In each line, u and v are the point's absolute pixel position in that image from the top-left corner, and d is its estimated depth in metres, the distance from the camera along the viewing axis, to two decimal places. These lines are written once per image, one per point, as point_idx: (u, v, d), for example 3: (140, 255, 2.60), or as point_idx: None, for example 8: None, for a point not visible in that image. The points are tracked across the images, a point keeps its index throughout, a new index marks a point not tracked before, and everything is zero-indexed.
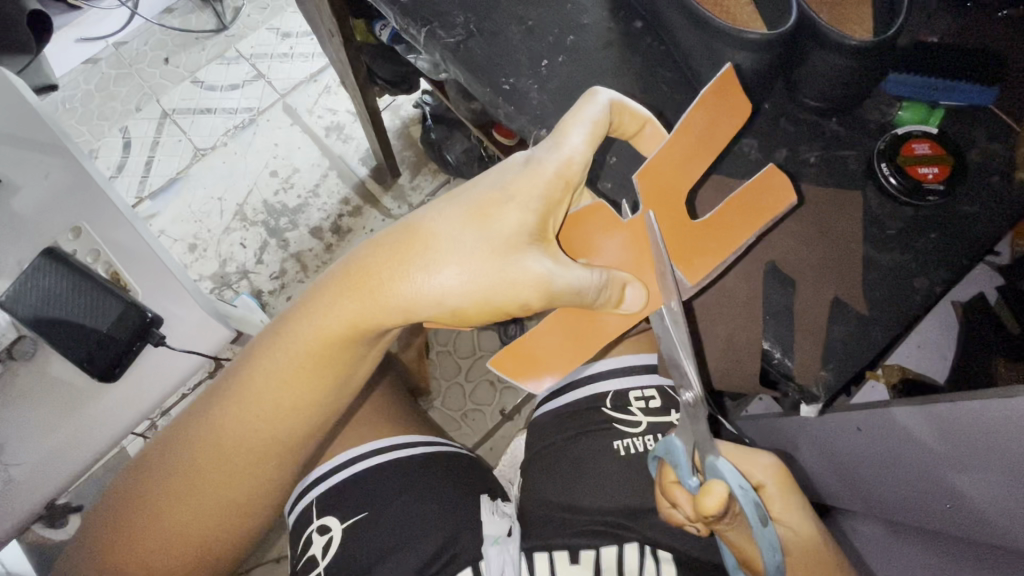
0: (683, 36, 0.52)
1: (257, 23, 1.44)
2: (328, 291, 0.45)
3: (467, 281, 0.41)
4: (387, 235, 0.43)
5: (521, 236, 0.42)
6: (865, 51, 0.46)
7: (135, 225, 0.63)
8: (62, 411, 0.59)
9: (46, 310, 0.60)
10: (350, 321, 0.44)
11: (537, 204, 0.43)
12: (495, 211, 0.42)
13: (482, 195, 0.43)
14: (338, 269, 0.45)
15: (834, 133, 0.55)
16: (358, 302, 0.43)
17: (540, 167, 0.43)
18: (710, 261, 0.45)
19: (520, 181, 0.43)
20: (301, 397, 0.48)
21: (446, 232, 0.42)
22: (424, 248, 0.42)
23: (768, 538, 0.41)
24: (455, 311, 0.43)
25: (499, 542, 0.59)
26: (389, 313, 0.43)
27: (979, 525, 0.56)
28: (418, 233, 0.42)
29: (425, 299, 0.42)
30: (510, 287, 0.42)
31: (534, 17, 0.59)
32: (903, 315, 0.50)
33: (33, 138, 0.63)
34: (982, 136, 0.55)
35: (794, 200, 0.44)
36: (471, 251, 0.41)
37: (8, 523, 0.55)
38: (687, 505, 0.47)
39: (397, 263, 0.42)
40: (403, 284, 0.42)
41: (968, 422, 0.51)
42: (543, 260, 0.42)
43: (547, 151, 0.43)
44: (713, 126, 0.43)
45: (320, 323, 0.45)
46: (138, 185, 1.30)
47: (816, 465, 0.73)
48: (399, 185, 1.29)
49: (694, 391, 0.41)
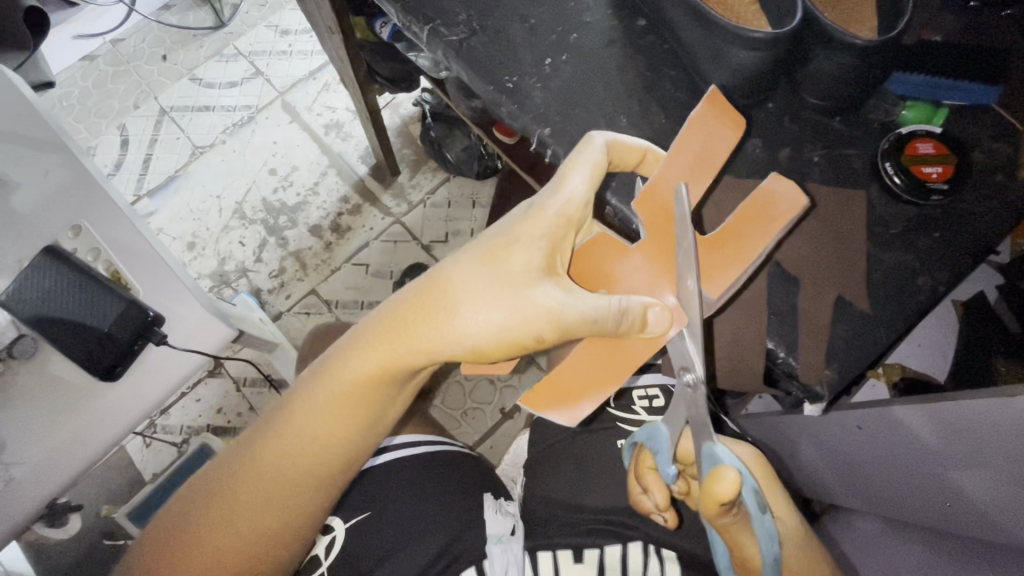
0: (687, 35, 0.52)
1: (256, 20, 1.44)
2: (360, 333, 0.46)
3: (485, 318, 0.41)
4: (415, 286, 0.45)
5: (532, 274, 0.42)
6: (870, 49, 0.46)
7: (134, 222, 0.63)
8: (64, 410, 0.58)
9: (46, 309, 0.60)
10: (376, 360, 0.44)
11: (543, 241, 0.43)
12: (504, 253, 0.43)
13: (494, 241, 0.44)
14: (373, 315, 0.47)
15: (837, 132, 0.55)
16: (389, 339, 0.44)
17: (545, 209, 0.44)
18: (729, 272, 0.44)
19: (524, 224, 0.43)
20: (333, 435, 0.48)
21: (462, 274, 0.43)
22: (443, 292, 0.43)
23: (767, 527, 0.42)
24: (479, 348, 0.42)
25: (502, 541, 0.58)
26: (413, 352, 0.43)
27: (979, 524, 0.56)
28: (437, 280, 0.44)
29: (447, 337, 0.42)
30: (523, 322, 0.41)
31: (537, 15, 0.59)
32: (905, 314, 0.50)
33: (32, 136, 0.62)
34: (986, 135, 0.55)
35: (809, 199, 0.43)
36: (486, 292, 0.42)
37: (10, 522, 0.55)
38: (658, 492, 0.50)
39: (422, 307, 0.43)
40: (430, 323, 0.43)
41: (968, 421, 0.51)
42: (553, 292, 0.41)
43: (548, 195, 0.44)
44: (709, 140, 0.45)
45: (350, 361, 0.45)
46: (136, 183, 1.29)
47: (816, 462, 0.73)
48: (399, 183, 1.28)
49: (695, 373, 0.43)
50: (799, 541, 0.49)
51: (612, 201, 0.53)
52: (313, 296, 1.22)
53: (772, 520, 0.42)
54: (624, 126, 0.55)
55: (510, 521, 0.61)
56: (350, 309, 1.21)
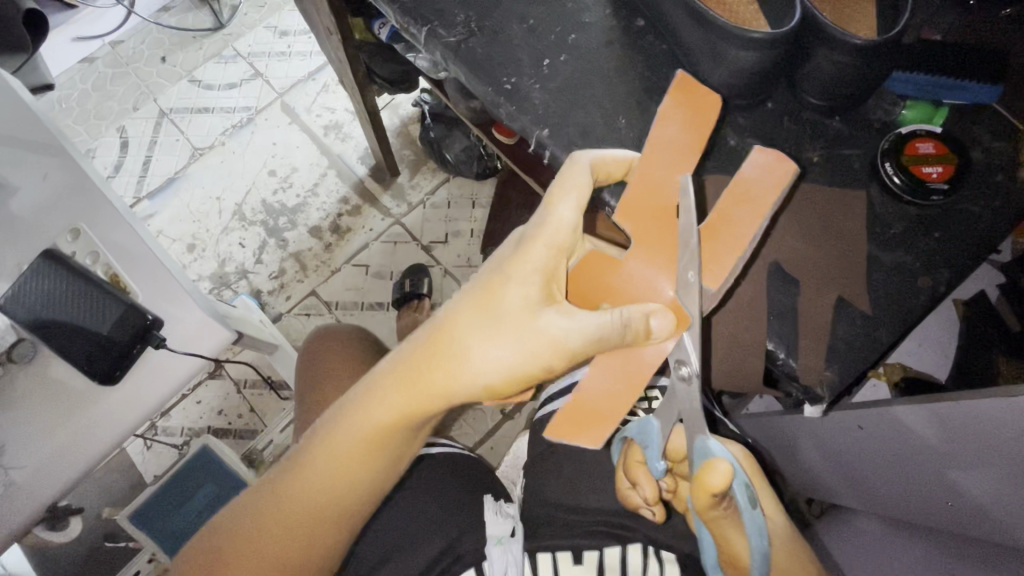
0: (685, 35, 0.52)
1: (255, 21, 1.44)
2: (375, 378, 0.46)
3: (494, 358, 0.41)
4: (419, 334, 0.45)
5: (531, 307, 0.41)
6: (869, 49, 0.46)
7: (133, 225, 0.62)
8: (62, 414, 0.58)
9: (45, 312, 0.59)
10: (393, 407, 0.44)
11: (539, 274, 0.42)
12: (500, 293, 0.42)
13: (487, 280, 0.43)
14: (386, 361, 0.46)
15: (837, 131, 0.55)
16: (405, 382, 0.44)
17: (536, 240, 0.42)
18: (725, 260, 0.43)
19: (515, 260, 0.42)
20: (361, 470, 0.48)
21: (465, 315, 0.42)
22: (448, 339, 0.42)
23: (755, 520, 0.43)
24: (497, 385, 0.42)
25: (502, 542, 0.57)
26: (428, 397, 0.43)
27: (979, 524, 0.56)
28: (439, 328, 0.43)
29: (457, 381, 0.42)
30: (531, 358, 0.41)
31: (535, 16, 0.58)
32: (905, 314, 0.50)
33: (31, 140, 0.63)
34: (987, 134, 0.55)
35: (793, 169, 0.43)
36: (489, 333, 0.41)
37: (11, 527, 0.56)
38: (647, 486, 0.50)
39: (429, 356, 0.43)
40: (442, 368, 0.42)
41: (968, 421, 0.51)
42: (556, 322, 0.41)
43: (536, 225, 0.43)
44: (683, 133, 0.45)
45: (369, 406, 0.45)
46: (136, 186, 1.29)
47: (815, 461, 0.73)
48: (398, 184, 1.28)
49: (691, 366, 0.44)
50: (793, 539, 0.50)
51: (611, 202, 0.53)
52: (313, 296, 1.22)
53: (760, 514, 0.44)
54: (623, 127, 0.55)
55: (510, 522, 0.60)
56: (350, 310, 1.21)
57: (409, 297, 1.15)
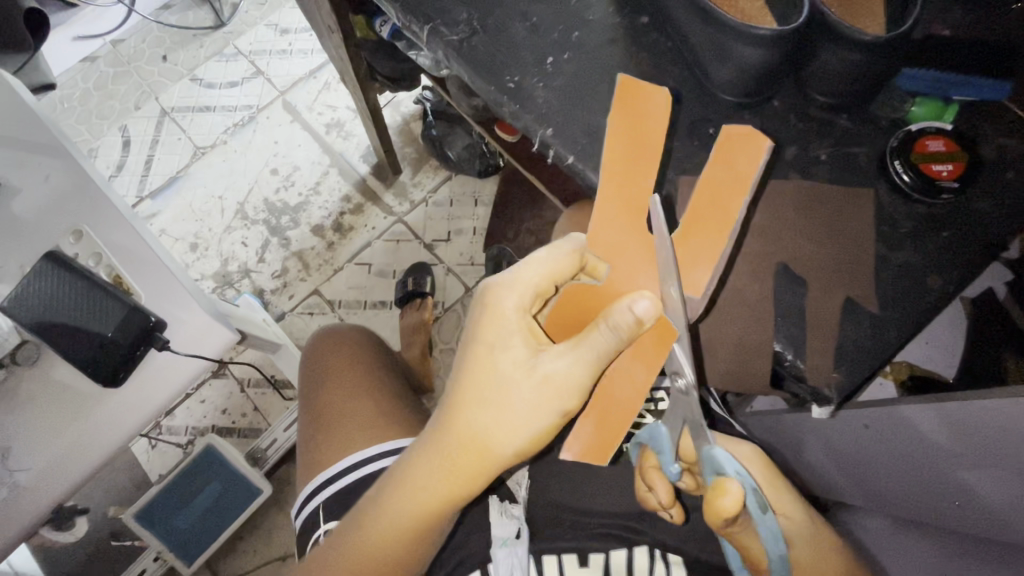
0: (691, 32, 0.51)
1: (256, 19, 1.43)
2: (406, 464, 0.48)
3: (508, 420, 0.42)
4: (433, 423, 0.47)
5: (525, 364, 0.43)
6: (876, 45, 0.46)
7: (135, 226, 0.62)
8: (65, 417, 0.58)
9: (45, 314, 0.59)
10: (439, 490, 0.46)
11: (515, 331, 0.43)
12: (488, 362, 0.43)
13: (471, 356, 0.44)
14: (415, 445, 0.49)
15: (845, 129, 0.54)
16: (434, 462, 0.46)
17: (501, 304, 0.44)
18: (703, 264, 0.43)
19: (488, 330, 0.44)
20: (421, 533, 0.50)
21: (461, 390, 0.44)
22: (457, 422, 0.44)
23: (769, 526, 0.42)
24: (521, 437, 0.42)
25: (507, 544, 0.55)
26: (466, 472, 0.45)
27: (986, 524, 0.56)
28: (445, 413, 0.45)
29: (487, 454, 0.43)
30: (545, 411, 0.42)
31: (537, 14, 0.58)
32: (915, 314, 0.49)
33: (35, 142, 0.63)
34: (997, 131, 0.54)
35: (767, 141, 0.40)
36: (496, 404, 0.42)
37: (17, 528, 0.56)
38: (663, 490, 0.49)
39: (450, 441, 0.45)
40: (462, 441, 0.44)
41: (979, 420, 0.51)
42: (552, 366, 0.42)
43: (499, 294, 0.44)
44: (637, 141, 0.44)
45: (413, 489, 0.48)
46: (138, 185, 1.29)
47: (821, 461, 0.72)
48: (401, 182, 1.27)
49: (687, 377, 0.43)
50: (796, 538, 0.50)
51: None
52: (316, 295, 1.22)
53: (775, 519, 0.43)
54: None
55: (516, 523, 0.56)
56: (353, 308, 1.21)
57: (412, 296, 1.15)
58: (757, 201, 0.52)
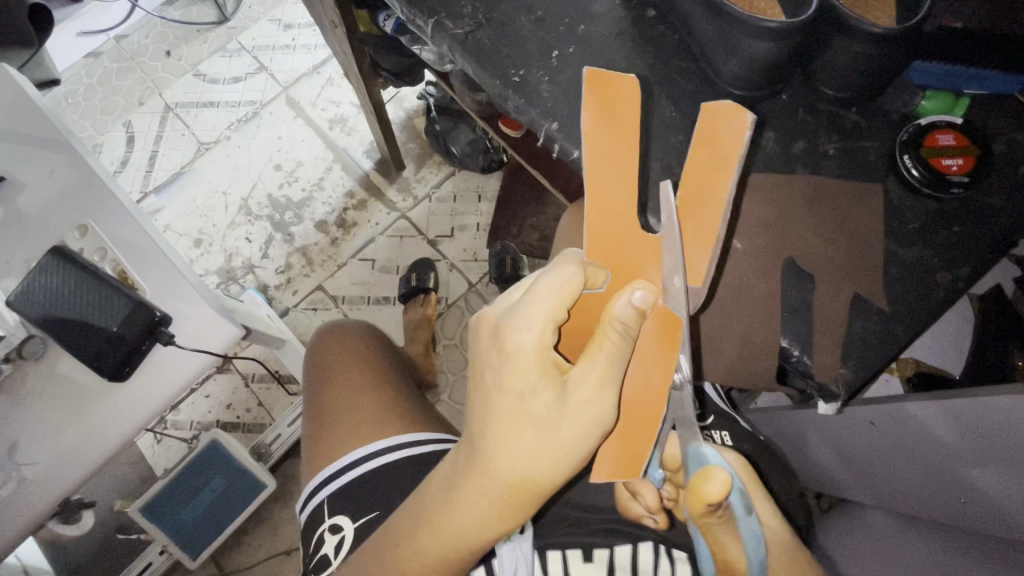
0: (699, 26, 0.51)
1: (258, 14, 1.43)
2: (434, 517, 0.42)
3: (552, 461, 0.38)
4: (459, 477, 0.41)
5: (558, 400, 0.38)
6: (888, 37, 0.45)
7: (140, 220, 0.62)
8: (72, 411, 0.58)
9: (53, 310, 0.59)
10: (478, 542, 0.42)
11: (539, 369, 0.38)
12: (518, 409, 0.38)
13: (497, 407, 0.39)
14: (432, 501, 0.43)
15: (854, 124, 0.53)
16: (471, 518, 0.40)
17: (518, 346, 0.38)
18: (701, 249, 0.39)
19: (513, 377, 0.38)
20: None
21: (493, 443, 0.39)
22: (495, 475, 0.39)
23: (752, 528, 0.43)
24: (570, 471, 0.38)
25: (512, 540, 0.55)
26: (509, 520, 0.40)
27: (991, 519, 0.56)
28: (477, 467, 0.39)
29: (532, 495, 0.39)
30: (589, 440, 0.38)
31: (543, 6, 0.57)
32: (923, 310, 0.49)
33: (39, 137, 0.63)
34: (1007, 126, 0.53)
35: (748, 113, 0.36)
36: (536, 447, 0.38)
37: (22, 523, 0.56)
38: (649, 495, 0.51)
39: (488, 495, 0.39)
40: (503, 494, 0.39)
41: (981, 416, 0.50)
42: (588, 392, 0.38)
43: (514, 334, 0.38)
44: (611, 136, 0.41)
45: (449, 546, 0.42)
46: (142, 180, 1.29)
47: (824, 456, 0.72)
48: (405, 178, 1.27)
49: (682, 372, 0.41)
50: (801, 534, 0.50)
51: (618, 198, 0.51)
52: (320, 291, 1.22)
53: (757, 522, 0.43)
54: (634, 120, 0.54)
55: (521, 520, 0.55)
56: (357, 304, 1.21)
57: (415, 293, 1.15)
58: (764, 198, 0.52)
